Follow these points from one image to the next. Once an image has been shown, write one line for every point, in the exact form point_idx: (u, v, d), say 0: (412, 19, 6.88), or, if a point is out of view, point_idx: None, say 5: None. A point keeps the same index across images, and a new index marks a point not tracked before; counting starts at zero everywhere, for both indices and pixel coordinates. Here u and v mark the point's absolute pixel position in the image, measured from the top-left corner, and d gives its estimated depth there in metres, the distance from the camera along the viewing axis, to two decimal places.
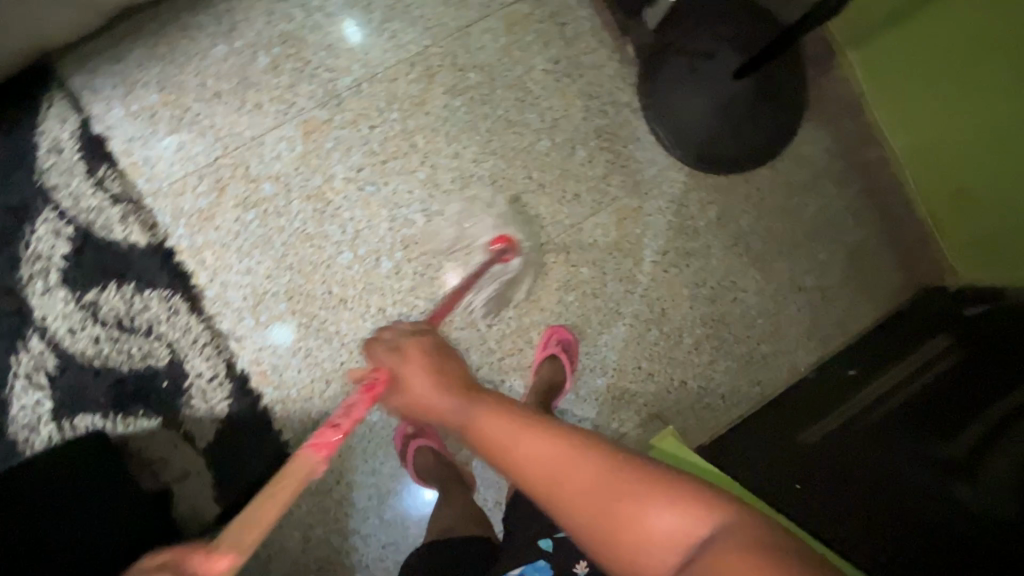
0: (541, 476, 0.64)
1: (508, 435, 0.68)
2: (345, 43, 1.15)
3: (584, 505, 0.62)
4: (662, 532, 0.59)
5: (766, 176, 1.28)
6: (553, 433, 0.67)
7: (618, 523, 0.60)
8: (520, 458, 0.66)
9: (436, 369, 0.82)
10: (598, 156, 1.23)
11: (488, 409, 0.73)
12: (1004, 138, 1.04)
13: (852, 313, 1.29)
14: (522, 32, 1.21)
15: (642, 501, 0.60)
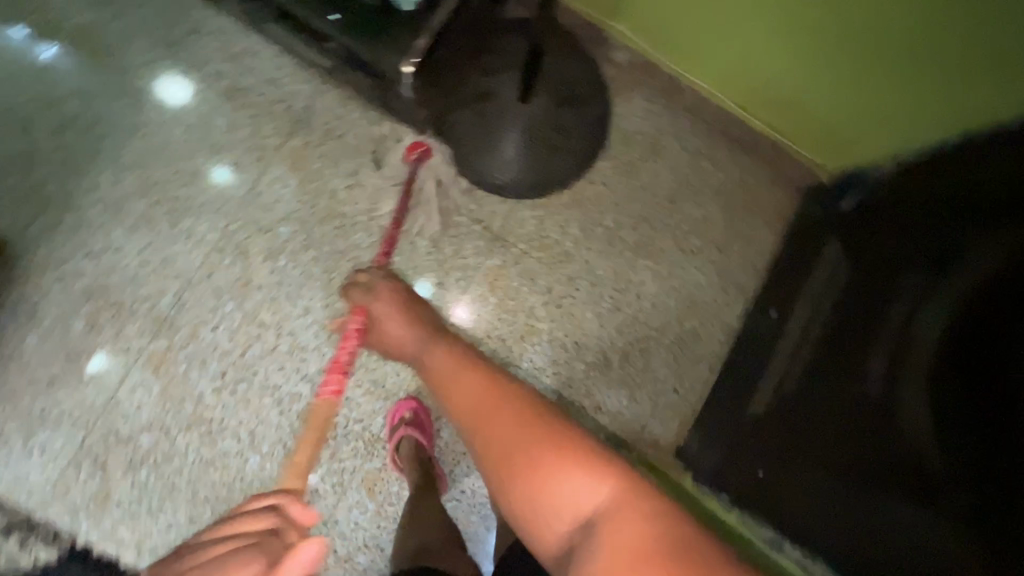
0: (471, 414, 0.73)
1: (446, 372, 0.82)
2: (147, 268, 1.11)
3: (507, 460, 0.66)
4: (572, 500, 0.61)
5: (604, 167, 1.25)
6: (505, 389, 0.74)
7: (529, 482, 0.63)
8: (449, 388, 0.80)
9: (408, 321, 0.97)
10: (440, 237, 1.19)
11: (450, 355, 0.86)
12: (797, 28, 0.98)
13: (754, 247, 1.24)
14: (308, 163, 1.17)
15: (559, 466, 0.63)
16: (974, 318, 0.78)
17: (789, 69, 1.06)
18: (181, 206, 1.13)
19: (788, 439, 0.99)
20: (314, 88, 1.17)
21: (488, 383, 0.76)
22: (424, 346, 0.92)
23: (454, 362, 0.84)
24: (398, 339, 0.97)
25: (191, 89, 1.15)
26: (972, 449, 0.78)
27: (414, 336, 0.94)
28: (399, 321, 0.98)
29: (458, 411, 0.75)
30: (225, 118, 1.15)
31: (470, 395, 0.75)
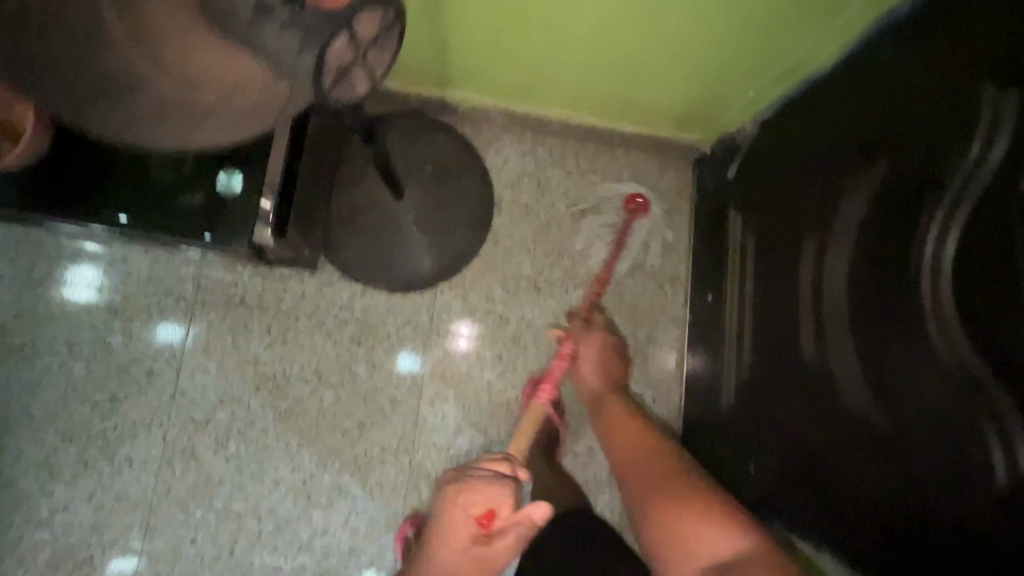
0: (639, 481, 0.93)
1: (616, 424, 1.05)
2: (104, 510, 1.07)
3: (659, 518, 0.85)
4: (706, 549, 0.78)
5: (504, 221, 1.24)
6: (673, 465, 0.93)
7: (681, 536, 0.81)
8: (672, 466, 0.93)
9: (598, 370, 1.11)
10: (377, 354, 1.17)
11: (632, 426, 1.03)
12: (622, 52, 0.97)
13: (667, 238, 1.28)
14: (220, 341, 1.13)
15: (710, 525, 0.80)
16: (873, 252, 0.70)
17: (631, 80, 1.05)
18: (113, 437, 1.09)
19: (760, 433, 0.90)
20: (198, 265, 1.15)
21: (678, 469, 0.91)
22: (602, 399, 1.09)
23: (627, 415, 1.05)
24: (588, 383, 1.11)
25: (75, 319, 1.11)
26: (882, 386, 0.67)
27: (600, 386, 1.10)
28: (596, 373, 1.11)
29: (626, 462, 0.98)
30: (121, 333, 1.11)
31: (670, 493, 0.87)
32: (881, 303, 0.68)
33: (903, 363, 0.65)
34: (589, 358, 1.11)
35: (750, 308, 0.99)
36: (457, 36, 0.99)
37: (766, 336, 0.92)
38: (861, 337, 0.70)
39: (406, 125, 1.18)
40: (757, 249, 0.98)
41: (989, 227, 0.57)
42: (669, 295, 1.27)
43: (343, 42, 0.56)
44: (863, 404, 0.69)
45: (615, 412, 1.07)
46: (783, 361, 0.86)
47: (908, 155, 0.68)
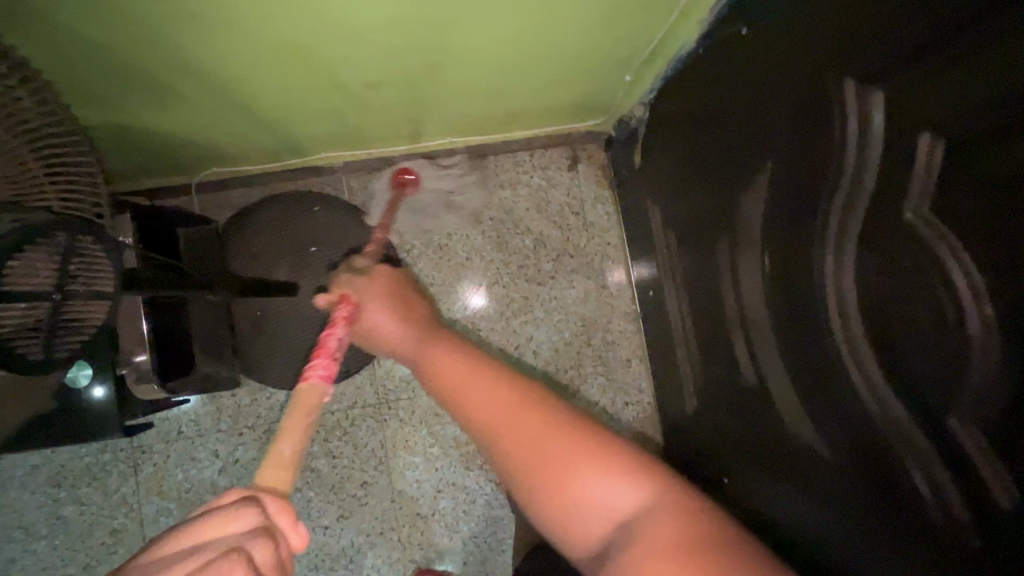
0: (478, 412, 0.64)
1: (455, 382, 0.67)
2: None
3: (535, 455, 0.61)
4: (592, 499, 0.60)
5: (422, 267, 1.16)
6: (502, 378, 0.66)
7: (558, 476, 0.60)
8: (478, 399, 0.65)
9: (405, 312, 0.77)
10: (333, 442, 1.13)
11: (451, 353, 0.70)
12: (474, 85, 0.83)
13: (597, 232, 1.19)
14: (171, 477, 1.09)
15: (583, 461, 0.61)
16: (778, 269, 0.60)
17: (499, 102, 0.91)
18: None
19: (731, 453, 0.81)
20: None
21: (496, 383, 0.65)
22: (425, 350, 0.73)
23: (457, 356, 0.70)
24: (392, 334, 0.76)
25: (20, 501, 1.07)
26: (817, 377, 0.56)
27: (410, 334, 0.75)
28: (393, 314, 0.77)
29: (476, 413, 0.64)
30: (70, 502, 1.08)
31: (489, 400, 0.64)
32: (796, 330, 0.59)
33: (830, 398, 0.55)
34: (379, 283, 0.79)
35: (691, 304, 0.89)
36: (285, 121, 0.85)
37: (708, 335, 0.84)
38: (790, 363, 0.61)
39: (278, 211, 1.09)
40: (685, 234, 0.86)
41: (882, 233, 0.45)
42: (614, 292, 1.19)
43: (36, 313, 0.46)
44: (805, 434, 0.61)
45: (445, 363, 0.69)
46: (731, 366, 0.77)
47: (785, 100, 0.55)
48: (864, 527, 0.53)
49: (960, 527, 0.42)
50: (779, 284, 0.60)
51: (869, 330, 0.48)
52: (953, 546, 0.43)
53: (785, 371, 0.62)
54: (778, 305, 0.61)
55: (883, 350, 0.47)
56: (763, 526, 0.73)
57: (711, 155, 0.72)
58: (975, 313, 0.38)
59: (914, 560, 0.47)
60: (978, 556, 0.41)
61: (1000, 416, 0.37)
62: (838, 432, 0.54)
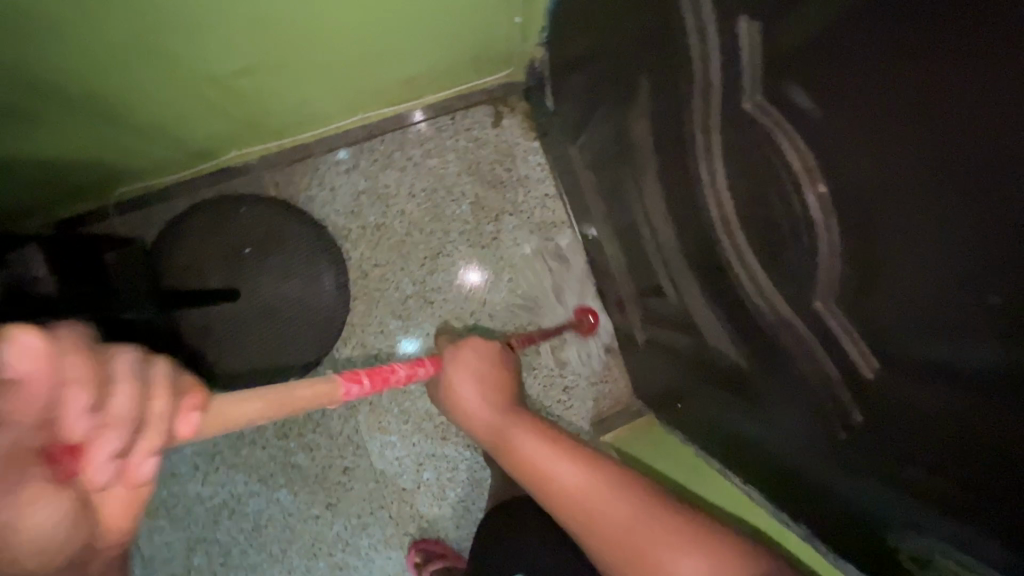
0: (580, 510, 0.71)
1: (544, 461, 0.75)
2: None
3: (627, 541, 0.68)
4: (681, 573, 0.66)
5: (363, 250, 1.15)
6: (579, 458, 0.74)
7: (651, 561, 0.67)
8: (557, 474, 0.73)
9: (489, 386, 0.85)
10: (308, 435, 1.14)
11: (542, 435, 0.78)
12: (359, 52, 0.82)
13: (533, 184, 1.18)
14: (157, 497, 1.11)
15: (675, 549, 0.67)
16: (669, 182, 0.59)
17: (393, 65, 0.90)
18: None
19: (681, 377, 0.82)
20: None
21: (581, 469, 0.73)
22: (503, 425, 0.81)
23: (531, 438, 0.77)
24: (477, 413, 0.83)
25: None
26: (717, 287, 0.57)
27: (497, 411, 0.82)
28: (483, 394, 0.84)
29: (574, 497, 0.71)
30: None
31: (571, 486, 0.72)
32: (695, 242, 0.58)
33: (730, 305, 0.55)
34: (475, 356, 0.87)
35: (621, 239, 0.88)
36: (178, 121, 0.84)
37: (638, 266, 0.83)
38: (698, 279, 0.61)
39: (204, 219, 1.07)
40: (602, 169, 0.84)
41: (735, 128, 0.45)
42: (560, 241, 1.19)
43: None
44: (724, 346, 0.61)
45: (518, 437, 0.78)
46: (660, 292, 0.77)
47: (639, 11, 0.53)
48: (786, 427, 0.53)
49: (844, 409, 0.43)
50: (674, 201, 0.60)
51: (744, 227, 0.48)
52: (845, 427, 0.44)
53: (696, 289, 0.63)
54: (677, 224, 0.61)
55: (757, 248, 0.47)
56: (720, 443, 0.74)
57: (600, 81, 0.71)
58: (811, 191, 0.39)
59: (822, 447, 0.48)
60: (863, 433, 0.42)
61: (850, 286, 0.38)
62: (745, 340, 0.55)
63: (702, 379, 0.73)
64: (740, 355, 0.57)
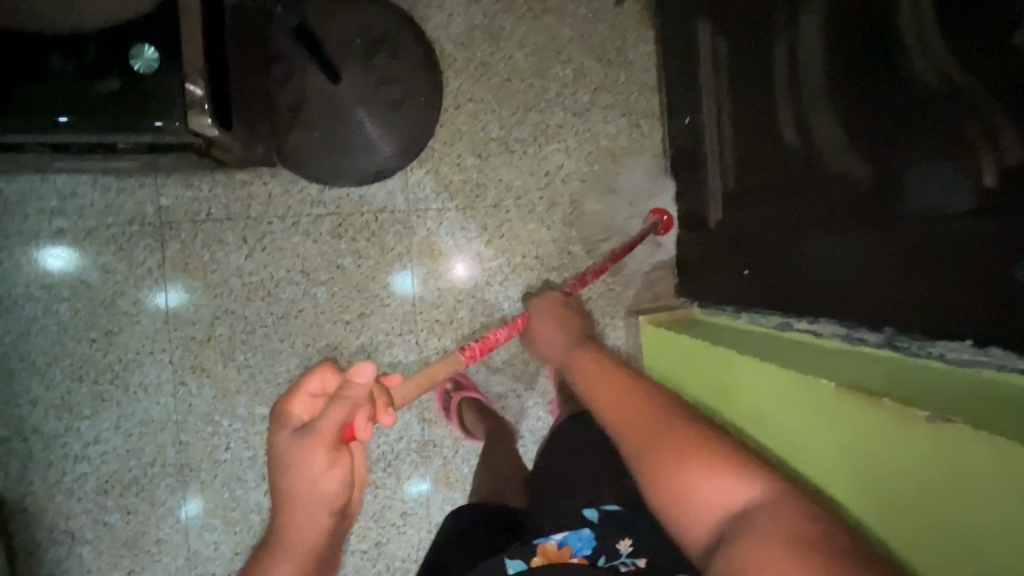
0: (633, 412, 0.68)
1: (622, 390, 0.73)
2: (133, 437, 1.10)
3: (662, 453, 0.60)
4: (705, 494, 0.56)
5: (461, 82, 1.17)
6: (661, 394, 0.71)
7: (686, 466, 0.58)
8: (627, 401, 0.71)
9: (569, 334, 0.92)
10: (359, 243, 1.15)
11: (603, 364, 0.80)
12: None
13: (639, 70, 1.20)
14: (197, 257, 1.11)
15: (696, 455, 0.58)
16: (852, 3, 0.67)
17: None
18: (119, 368, 1.09)
19: (759, 237, 0.86)
20: (153, 189, 1.10)
21: (669, 397, 0.70)
22: (569, 357, 0.88)
23: (597, 368, 0.80)
24: (554, 344, 0.92)
25: (43, 264, 1.07)
26: (869, 97, 0.66)
27: (566, 348, 0.89)
28: (560, 330, 0.93)
29: (612, 409, 0.70)
30: (95, 268, 1.08)
31: (638, 406, 0.69)
32: (857, 63, 0.67)
33: (882, 105, 0.64)
34: (548, 308, 0.95)
35: (728, 107, 0.92)
36: None
37: (746, 127, 0.88)
38: (848, 102, 0.68)
39: None
40: (736, 33, 0.89)
41: None
42: (647, 132, 1.21)
43: None
44: (852, 164, 0.68)
45: (603, 377, 0.77)
46: (768, 144, 0.83)
47: None
48: (918, 206, 0.61)
49: (1003, 155, 0.54)
50: (847, 25, 0.68)
51: (934, 13, 0.59)
52: (1001, 175, 0.55)
53: (835, 117, 0.70)
54: (840, 49, 0.69)
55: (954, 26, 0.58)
56: (788, 288, 0.80)
57: None
58: None
59: (963, 203, 0.57)
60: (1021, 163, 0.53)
61: None
62: (888, 139, 0.64)
63: (785, 226, 0.80)
64: (874, 162, 0.66)
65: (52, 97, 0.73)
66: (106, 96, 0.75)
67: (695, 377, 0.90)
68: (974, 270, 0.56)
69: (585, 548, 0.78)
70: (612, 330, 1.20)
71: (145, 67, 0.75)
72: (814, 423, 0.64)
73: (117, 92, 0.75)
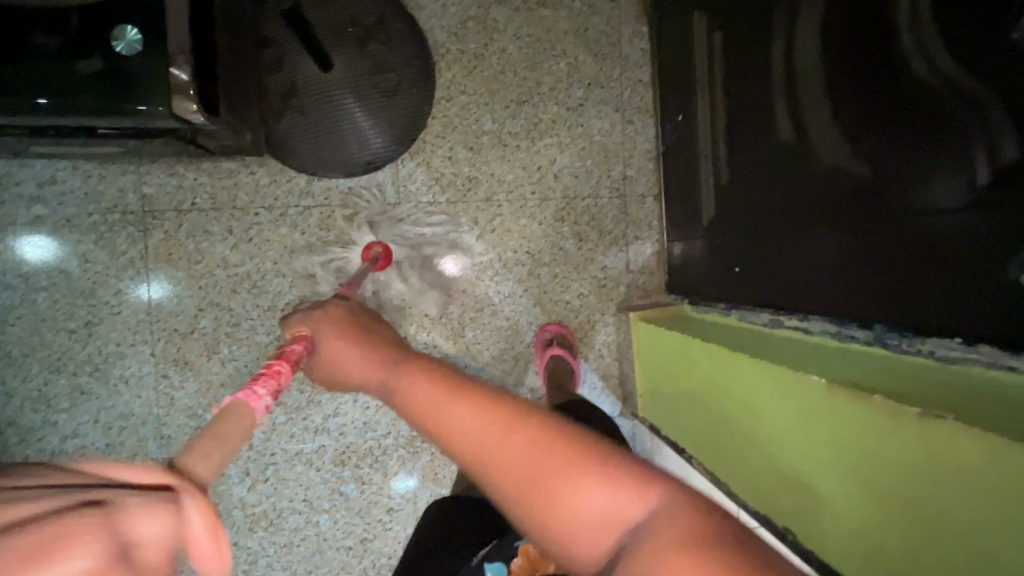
0: (471, 444, 0.49)
1: (434, 401, 0.54)
2: (114, 430, 1.07)
3: (527, 480, 0.46)
4: (583, 509, 0.44)
5: (454, 74, 1.15)
6: (470, 393, 0.53)
7: (552, 487, 0.45)
8: (448, 416, 0.52)
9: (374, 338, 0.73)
10: (348, 236, 1.13)
11: (424, 370, 0.61)
12: None
13: (633, 66, 1.20)
14: (182, 247, 1.09)
15: (576, 470, 0.46)
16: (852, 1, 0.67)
17: None
18: (99, 359, 1.06)
19: (750, 234, 0.87)
20: (136, 176, 1.07)
21: (473, 397, 0.52)
22: (392, 371, 0.64)
23: (374, 354, 0.69)
24: (354, 360, 0.70)
25: (21, 252, 1.04)
26: (866, 95, 0.66)
27: (373, 355, 0.69)
28: (354, 343, 0.72)
29: (460, 441, 0.50)
30: (75, 257, 1.06)
31: (467, 417, 0.51)
32: (855, 62, 0.67)
33: (880, 103, 0.65)
34: (342, 313, 0.78)
35: (722, 104, 0.92)
36: None
37: (740, 123, 0.88)
38: (846, 100, 0.69)
39: None
40: (732, 30, 0.88)
41: None
42: (640, 128, 1.21)
43: None
44: (847, 162, 0.69)
45: (411, 385, 0.58)
46: (762, 142, 0.83)
47: None
48: (911, 204, 0.61)
49: (1000, 155, 0.55)
50: (847, 23, 0.68)
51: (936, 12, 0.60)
52: (996, 175, 0.56)
53: (831, 115, 0.71)
54: (836, 47, 0.70)
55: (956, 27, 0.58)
56: (780, 285, 0.81)
57: None
58: None
59: (958, 201, 0.58)
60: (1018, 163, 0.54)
61: None
62: (884, 137, 0.64)
63: (778, 222, 0.80)
64: (869, 159, 0.66)
65: (30, 77, 0.70)
66: (89, 78, 0.72)
67: (685, 370, 0.91)
68: (969, 269, 0.57)
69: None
70: (603, 326, 1.20)
71: (129, 50, 0.73)
72: (801, 416, 0.64)
73: (99, 73, 0.73)
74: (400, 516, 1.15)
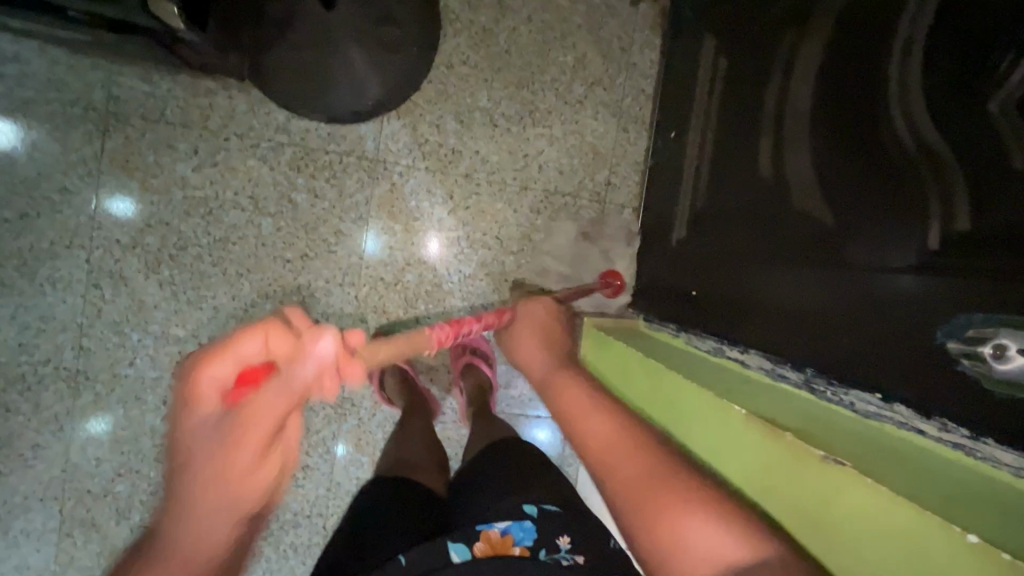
0: (602, 453, 0.61)
1: (580, 408, 0.69)
2: (31, 332, 1.02)
3: (637, 497, 0.54)
4: (688, 543, 0.49)
5: (458, 42, 1.12)
6: (622, 421, 0.64)
7: (661, 516, 0.51)
8: (580, 424, 0.66)
9: (541, 340, 0.88)
10: (317, 182, 1.09)
11: (584, 387, 0.74)
12: None
13: (638, 75, 1.19)
14: (140, 157, 1.03)
15: (686, 504, 0.51)
16: (849, 51, 0.67)
17: None
18: (28, 255, 1.01)
19: (711, 262, 0.86)
20: (106, 73, 1.02)
21: (619, 420, 0.64)
22: (550, 379, 0.80)
23: (561, 375, 0.78)
24: (535, 359, 0.86)
25: None
26: (846, 142, 0.66)
27: (545, 367, 0.83)
28: (535, 336, 0.89)
29: (595, 446, 0.62)
30: (23, 143, 1.00)
31: (603, 432, 0.62)
32: (840, 108, 0.67)
33: (858, 152, 0.64)
34: (541, 313, 0.93)
35: (713, 127, 0.91)
36: None
37: (724, 151, 0.87)
38: (825, 147, 0.68)
39: None
40: (737, 57, 0.87)
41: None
42: (634, 138, 1.20)
43: None
44: (815, 207, 0.68)
45: (569, 394, 0.72)
46: (741, 172, 0.83)
47: None
48: (865, 260, 0.61)
49: (956, 221, 0.55)
50: (841, 65, 0.68)
51: (925, 66, 0.59)
52: (950, 240, 0.55)
53: (810, 158, 0.70)
54: (828, 89, 0.69)
55: (942, 87, 0.57)
56: (731, 319, 0.80)
57: None
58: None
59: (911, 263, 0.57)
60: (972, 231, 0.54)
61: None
62: (856, 188, 0.64)
63: (740, 256, 0.80)
64: (837, 208, 0.65)
65: None
66: None
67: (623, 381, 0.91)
68: (908, 333, 0.56)
69: (526, 539, 0.75)
70: None
71: None
72: (719, 447, 0.64)
73: None
74: (315, 475, 1.12)
